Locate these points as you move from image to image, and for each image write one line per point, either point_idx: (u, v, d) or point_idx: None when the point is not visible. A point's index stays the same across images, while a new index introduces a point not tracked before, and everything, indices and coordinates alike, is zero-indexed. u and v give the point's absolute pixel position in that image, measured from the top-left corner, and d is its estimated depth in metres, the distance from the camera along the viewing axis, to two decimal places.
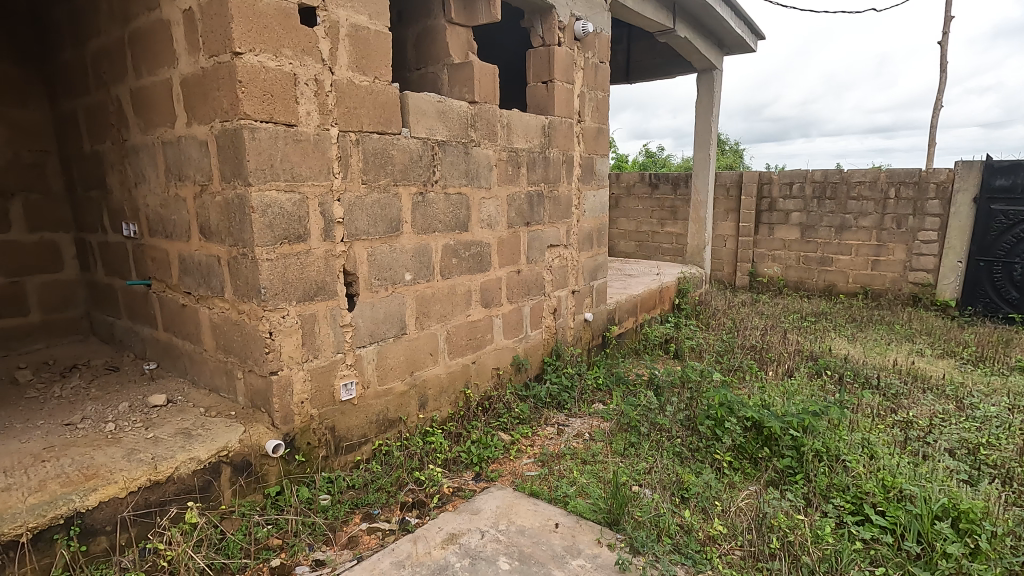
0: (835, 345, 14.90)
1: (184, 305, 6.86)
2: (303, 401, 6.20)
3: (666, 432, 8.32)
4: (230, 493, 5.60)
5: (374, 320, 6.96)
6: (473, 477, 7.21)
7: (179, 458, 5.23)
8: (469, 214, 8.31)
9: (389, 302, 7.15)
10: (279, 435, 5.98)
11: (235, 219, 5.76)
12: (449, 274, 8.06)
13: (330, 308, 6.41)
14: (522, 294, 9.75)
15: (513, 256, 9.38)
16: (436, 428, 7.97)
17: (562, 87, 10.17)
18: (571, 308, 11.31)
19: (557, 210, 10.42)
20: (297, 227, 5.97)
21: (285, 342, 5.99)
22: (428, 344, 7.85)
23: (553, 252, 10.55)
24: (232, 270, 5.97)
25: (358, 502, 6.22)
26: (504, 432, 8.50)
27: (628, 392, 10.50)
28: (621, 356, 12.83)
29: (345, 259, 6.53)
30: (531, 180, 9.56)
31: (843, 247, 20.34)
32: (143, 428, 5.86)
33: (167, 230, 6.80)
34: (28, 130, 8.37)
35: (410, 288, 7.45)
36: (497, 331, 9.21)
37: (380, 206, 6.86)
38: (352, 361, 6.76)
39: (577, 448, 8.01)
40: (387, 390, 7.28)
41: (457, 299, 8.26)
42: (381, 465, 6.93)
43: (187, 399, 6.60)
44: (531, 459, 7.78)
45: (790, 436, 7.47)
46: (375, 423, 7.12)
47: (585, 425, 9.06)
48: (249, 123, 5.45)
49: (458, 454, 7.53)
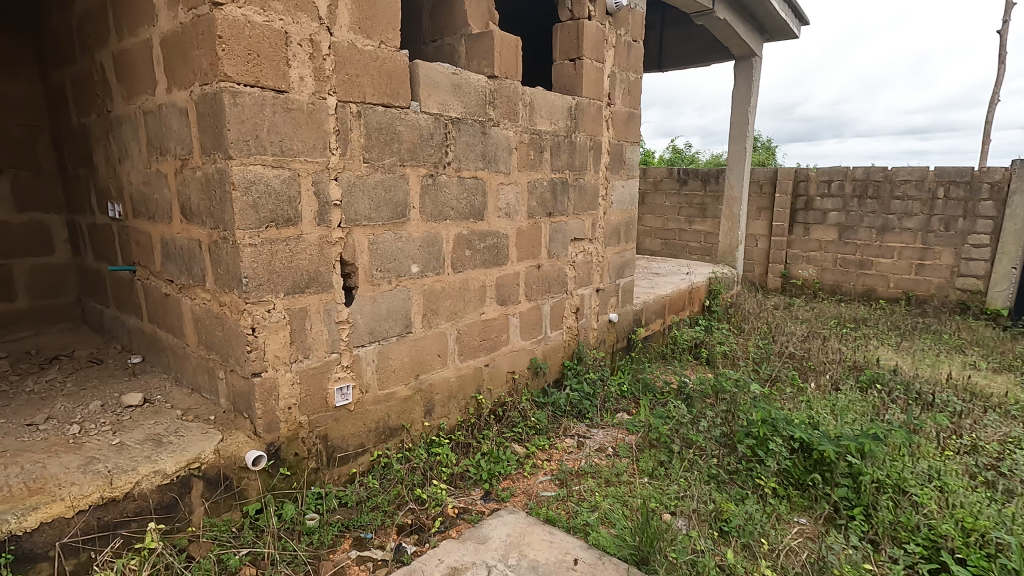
0: (879, 355, 13.75)
1: (167, 294, 6.18)
2: (290, 407, 5.48)
3: (700, 450, 7.43)
4: (202, 512, 4.89)
5: (375, 317, 6.21)
6: (482, 496, 6.41)
7: (141, 471, 4.53)
8: (485, 202, 7.50)
9: (393, 296, 6.39)
10: (261, 445, 5.26)
11: (216, 198, 5.04)
12: (461, 267, 7.27)
13: (324, 302, 5.67)
14: (542, 291, 8.91)
15: (533, 250, 8.54)
16: (443, 438, 7.20)
17: (592, 66, 9.28)
18: (595, 308, 10.44)
19: (583, 201, 9.55)
20: (287, 209, 5.23)
21: (270, 339, 5.26)
22: (436, 344, 7.07)
23: (577, 247, 9.68)
24: (213, 256, 5.26)
25: (350, 524, 5.48)
26: (518, 443, 7.69)
27: (655, 402, 9.61)
28: (647, 361, 11.92)
29: (344, 246, 5.79)
30: (555, 166, 8.70)
31: (885, 249, 19.03)
32: (109, 432, 5.19)
33: (150, 211, 6.13)
34: (16, 102, 7.79)
35: (417, 281, 6.68)
36: (513, 331, 8.40)
37: (384, 188, 6.09)
38: (349, 362, 6.02)
39: (600, 466, 7.17)
40: (389, 395, 6.53)
41: (469, 295, 7.47)
42: (379, 479, 6.19)
43: (166, 399, 5.94)
44: (547, 476, 6.96)
45: (846, 463, 6.53)
46: (373, 432, 6.38)
47: (608, 438, 8.22)
48: (230, 85, 4.71)
49: (466, 468, 6.75)
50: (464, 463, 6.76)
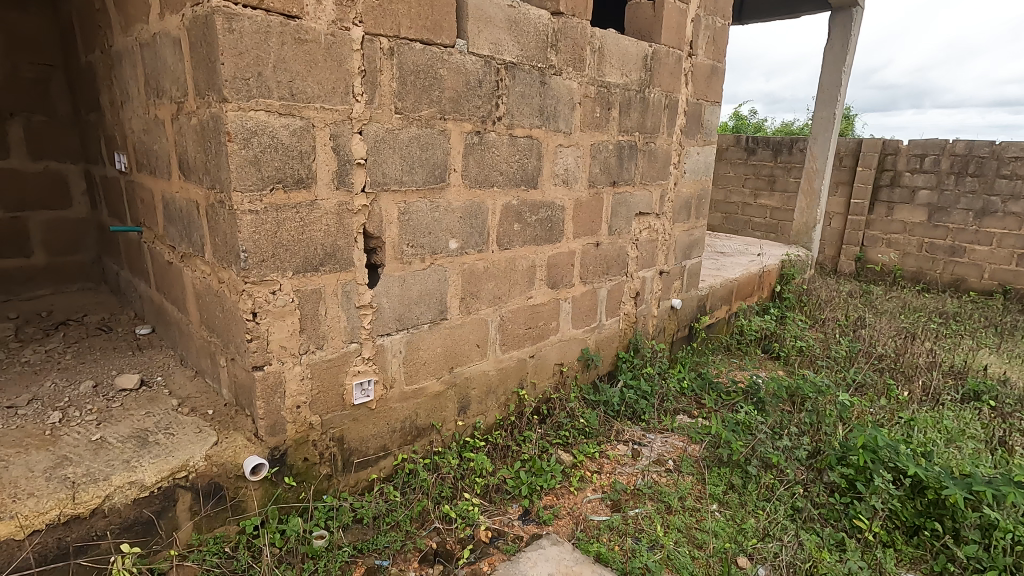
0: (980, 360, 11.94)
1: (170, 262, 5.36)
2: (299, 406, 4.62)
3: (781, 475, 6.25)
4: (190, 528, 4.13)
5: (403, 301, 5.23)
6: (520, 515, 5.48)
7: (114, 482, 3.76)
8: (539, 166, 6.31)
9: (426, 277, 5.38)
10: (263, 450, 4.44)
11: (212, 151, 4.08)
12: (509, 244, 6.17)
13: (342, 283, 4.71)
14: (599, 272, 7.73)
15: (592, 225, 7.33)
16: (478, 439, 6.27)
17: (674, 6, 7.76)
18: (656, 293, 9.19)
19: (652, 169, 8.19)
20: (297, 168, 4.23)
21: (275, 326, 4.36)
22: (475, 333, 6.06)
23: (642, 222, 8.38)
24: (211, 223, 4.34)
25: (363, 547, 4.64)
26: (564, 448, 6.71)
27: (721, 404, 8.40)
28: (709, 352, 10.63)
29: (368, 216, 4.77)
30: (623, 126, 7.37)
31: (984, 236, 16.68)
32: (93, 423, 4.47)
33: (151, 164, 5.27)
34: (26, 37, 7.02)
35: (455, 259, 5.63)
36: (564, 318, 7.30)
37: (419, 146, 5.00)
38: (371, 353, 5.09)
39: (659, 485, 6.11)
40: (418, 390, 5.60)
41: (516, 276, 6.38)
42: (402, 489, 5.33)
43: (166, 382, 5.20)
44: (597, 493, 5.96)
45: (977, 512, 5.23)
46: (397, 433, 5.49)
47: (667, 448, 7.12)
48: (224, 4, 3.65)
49: (503, 478, 5.82)
50: (501, 473, 5.82)
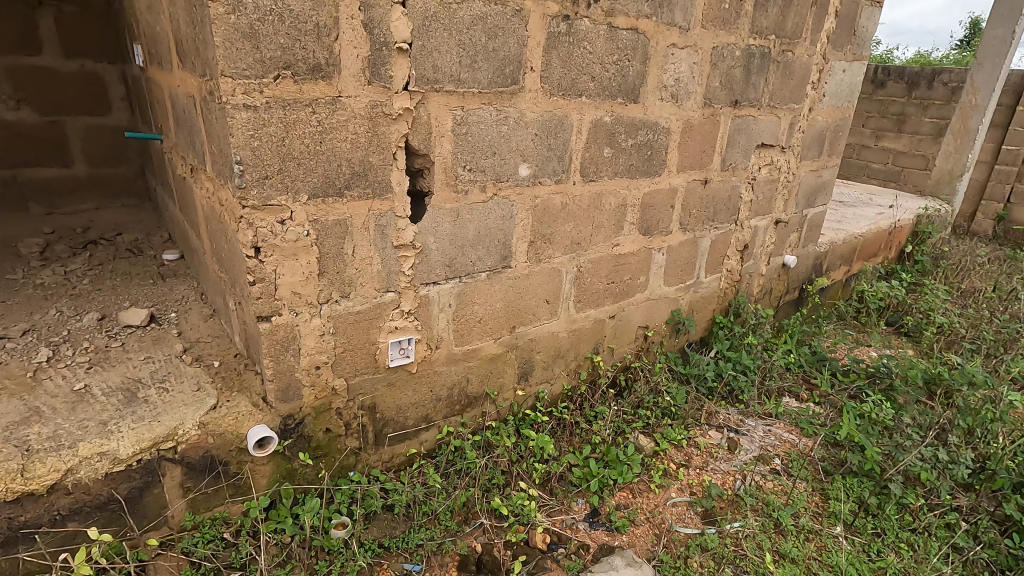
0: None
1: (183, 177, 4.43)
2: (319, 367, 3.68)
3: (930, 500, 4.84)
4: (182, 507, 3.36)
5: (455, 241, 4.07)
6: (587, 516, 4.43)
7: (81, 452, 2.99)
8: (643, 73, 4.76)
9: (486, 212, 4.17)
10: (273, 419, 3.57)
11: (198, 21, 2.94)
12: (595, 175, 4.79)
13: (376, 214, 3.59)
14: (702, 218, 6.19)
15: (701, 156, 5.75)
16: (539, 412, 5.21)
17: None
18: (768, 247, 7.52)
19: (784, 87, 6.35)
20: (313, 49, 3.03)
21: (286, 267, 3.34)
22: (545, 285, 4.86)
23: (763, 157, 6.64)
24: (206, 124, 3.28)
25: (392, 544, 3.79)
26: (643, 430, 5.54)
27: (839, 389, 6.86)
28: (820, 321, 8.90)
29: (413, 125, 3.56)
30: (757, 25, 5.56)
31: None
32: (84, 367, 3.74)
33: (157, 52, 4.24)
34: None
35: (525, 191, 4.35)
36: (654, 273, 5.93)
37: (485, 30, 3.64)
38: (413, 306, 4.02)
39: (765, 494, 4.87)
40: (470, 352, 4.54)
41: (601, 216, 5.03)
42: (445, 470, 4.38)
43: (179, 321, 4.41)
44: (684, 494, 4.81)
45: None
46: (443, 402, 4.51)
47: (771, 441, 5.80)
48: None
49: (568, 465, 4.76)
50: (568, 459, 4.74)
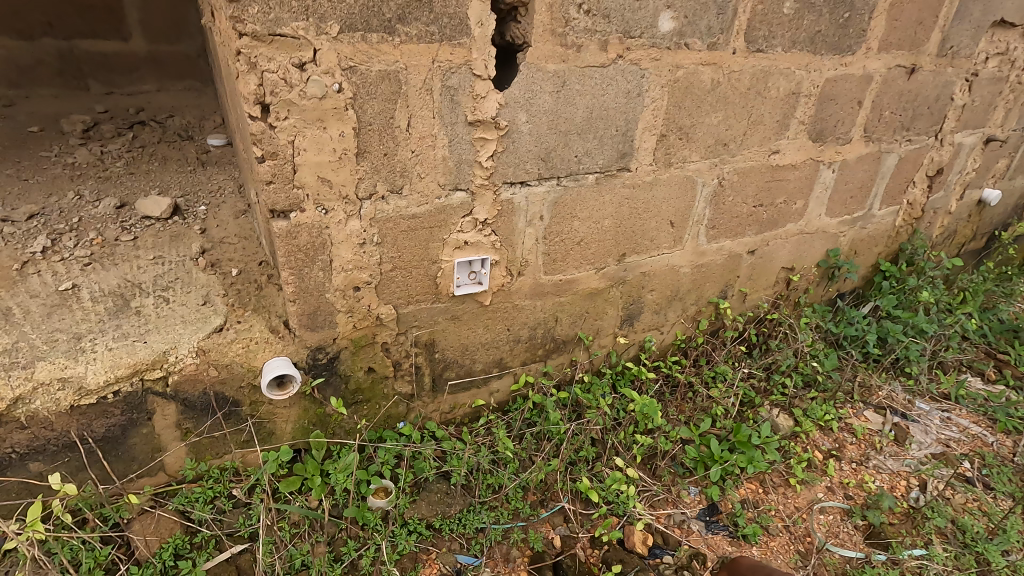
0: None
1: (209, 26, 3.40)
2: (359, 289, 2.68)
3: None
4: (182, 452, 2.61)
5: (555, 123, 2.81)
6: (702, 515, 3.35)
7: (37, 377, 2.22)
8: None
9: (605, 83, 2.83)
10: (295, 353, 2.67)
11: None
12: (766, 42, 3.25)
13: (444, 69, 2.39)
14: (896, 125, 4.44)
15: (917, 30, 3.94)
16: (642, 368, 4.08)
17: None
18: (968, 175, 5.57)
19: None
20: None
21: (309, 140, 2.27)
22: (670, 201, 3.53)
23: (998, 41, 4.63)
24: None
25: (443, 526, 2.87)
26: (778, 403, 4.25)
27: None
28: None
29: None
30: None
31: None
32: (82, 262, 2.98)
33: None
34: None
35: (664, 57, 2.94)
36: (815, 197, 4.38)
37: None
38: (490, 214, 2.88)
39: (955, 513, 3.51)
40: (561, 284, 3.39)
41: (762, 108, 3.52)
42: (519, 432, 3.42)
43: (206, 215, 3.56)
44: (835, 500, 3.58)
45: None
46: (521, 344, 3.48)
47: (953, 434, 4.32)
48: None
49: (679, 443, 3.63)
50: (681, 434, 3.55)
